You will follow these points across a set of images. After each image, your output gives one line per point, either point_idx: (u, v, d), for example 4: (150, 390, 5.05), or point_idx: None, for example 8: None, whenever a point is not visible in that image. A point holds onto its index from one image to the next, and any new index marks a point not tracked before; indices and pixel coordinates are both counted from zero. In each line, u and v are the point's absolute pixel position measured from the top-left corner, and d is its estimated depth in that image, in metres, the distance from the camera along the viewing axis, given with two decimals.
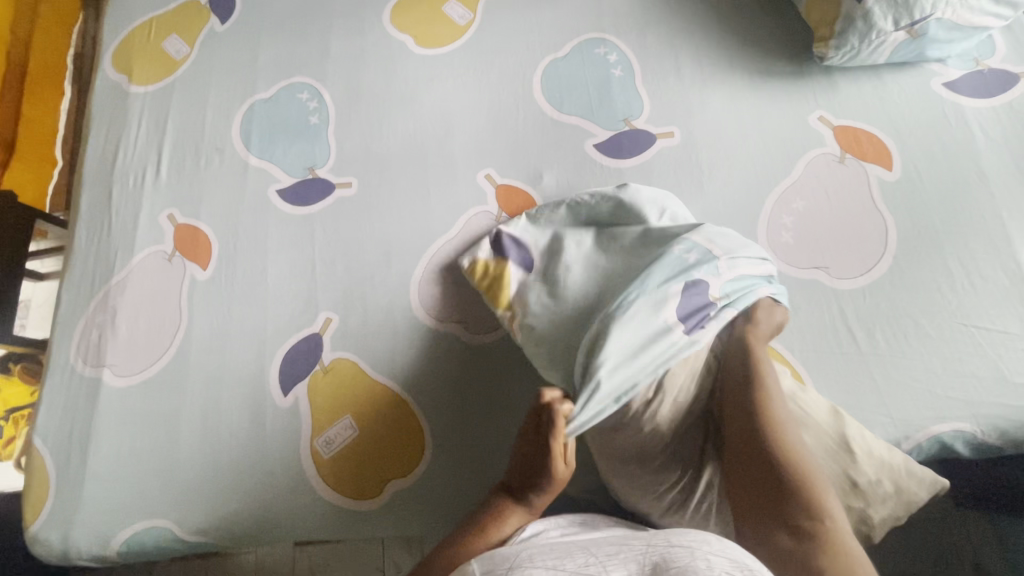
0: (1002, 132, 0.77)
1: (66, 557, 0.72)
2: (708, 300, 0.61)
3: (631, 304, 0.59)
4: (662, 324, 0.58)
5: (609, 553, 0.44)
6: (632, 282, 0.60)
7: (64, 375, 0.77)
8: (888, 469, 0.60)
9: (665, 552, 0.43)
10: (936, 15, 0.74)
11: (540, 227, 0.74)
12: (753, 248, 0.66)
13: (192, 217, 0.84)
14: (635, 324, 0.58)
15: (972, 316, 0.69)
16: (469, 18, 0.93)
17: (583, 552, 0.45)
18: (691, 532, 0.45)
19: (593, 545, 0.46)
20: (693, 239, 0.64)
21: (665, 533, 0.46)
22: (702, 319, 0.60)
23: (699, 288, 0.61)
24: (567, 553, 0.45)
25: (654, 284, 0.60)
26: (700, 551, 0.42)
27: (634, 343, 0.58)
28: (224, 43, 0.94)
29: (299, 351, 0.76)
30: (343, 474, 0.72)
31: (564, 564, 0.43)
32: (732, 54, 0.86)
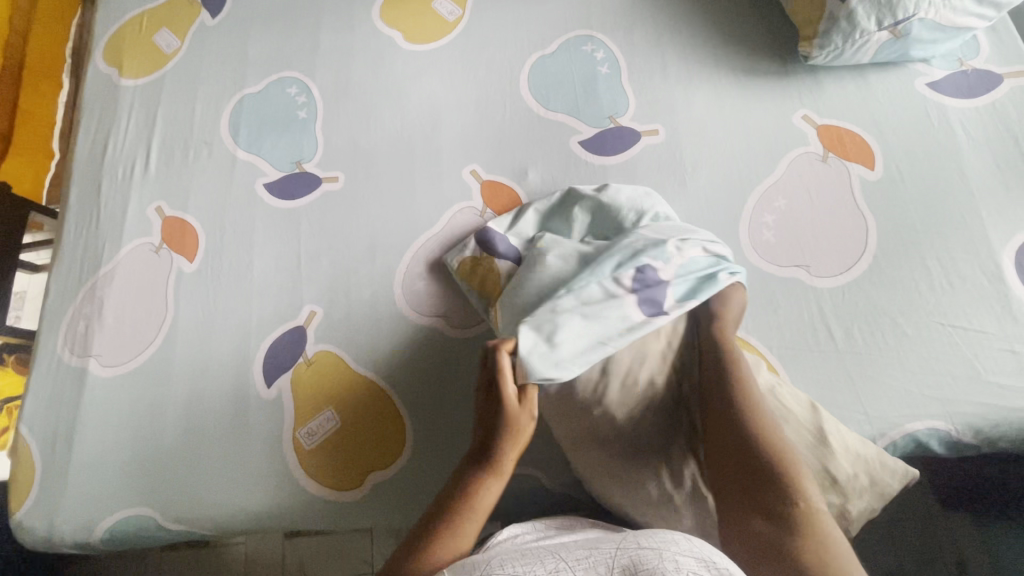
0: (984, 133, 0.77)
1: (51, 544, 0.73)
2: (663, 283, 0.61)
3: (580, 290, 0.60)
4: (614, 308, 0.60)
5: (579, 557, 0.44)
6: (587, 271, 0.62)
7: (51, 364, 0.78)
8: (864, 463, 0.60)
9: (634, 555, 0.43)
10: (919, 16, 0.74)
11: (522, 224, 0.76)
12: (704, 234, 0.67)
13: (180, 209, 0.85)
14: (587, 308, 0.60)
15: (950, 315, 0.69)
16: (457, 14, 0.93)
17: (553, 557, 0.45)
18: (660, 533, 0.45)
19: (564, 548, 0.47)
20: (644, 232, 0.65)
21: (635, 535, 0.46)
22: (656, 303, 0.60)
23: (651, 273, 0.61)
24: (538, 559, 0.45)
25: (603, 270, 0.61)
26: (668, 552, 0.43)
27: (586, 326, 0.59)
28: (214, 38, 0.95)
29: (282, 344, 0.77)
30: (324, 465, 0.72)
31: (534, 570, 0.43)
32: (718, 52, 0.86)
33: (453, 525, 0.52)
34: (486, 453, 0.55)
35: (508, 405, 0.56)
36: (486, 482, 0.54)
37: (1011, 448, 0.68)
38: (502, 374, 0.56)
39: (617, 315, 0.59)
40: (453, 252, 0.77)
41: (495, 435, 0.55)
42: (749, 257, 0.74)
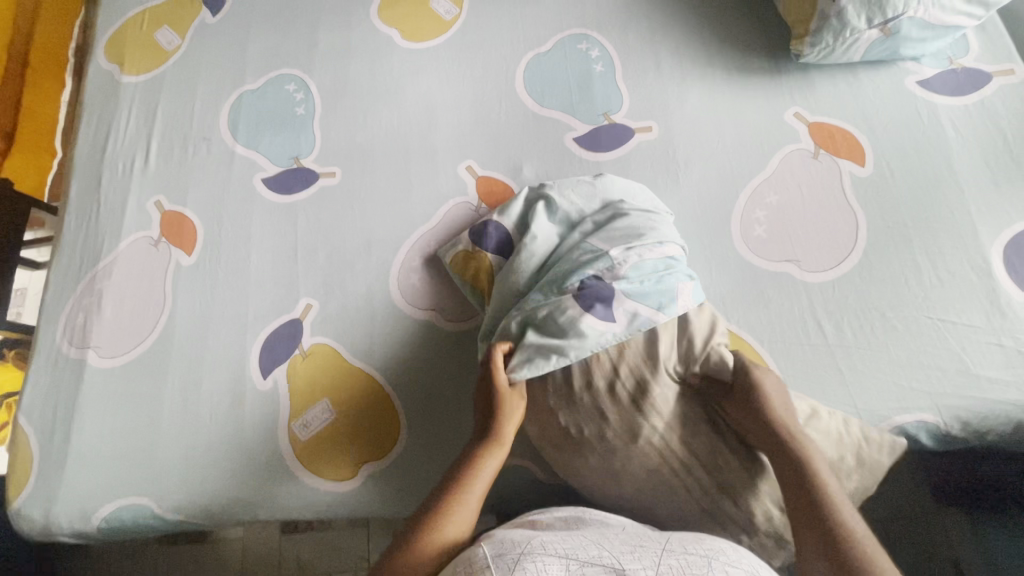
0: (972, 130, 0.78)
1: (48, 533, 0.74)
2: (611, 289, 0.61)
3: (534, 309, 0.62)
4: (565, 319, 0.60)
5: (623, 550, 0.45)
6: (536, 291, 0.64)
7: (49, 356, 0.79)
8: (847, 442, 0.61)
9: (682, 559, 0.44)
10: (909, 14, 0.75)
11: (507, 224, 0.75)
12: (659, 233, 0.66)
13: (179, 203, 0.86)
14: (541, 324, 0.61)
15: (939, 310, 0.70)
16: (454, 12, 0.94)
17: (596, 545, 0.46)
18: (707, 543, 0.47)
19: (606, 540, 0.47)
20: (590, 246, 0.65)
21: (680, 538, 0.48)
22: (608, 313, 0.60)
23: (598, 286, 0.61)
24: (580, 545, 0.45)
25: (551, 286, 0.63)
26: (715, 561, 0.44)
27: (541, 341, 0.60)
28: (214, 35, 0.96)
29: (279, 336, 0.78)
30: (320, 456, 0.73)
31: (577, 554, 0.44)
32: (711, 50, 0.87)
33: (454, 499, 0.55)
34: (485, 433, 0.60)
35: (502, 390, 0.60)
36: (486, 457, 0.58)
37: (1000, 441, 0.69)
38: (495, 368, 0.60)
39: (569, 331, 0.59)
40: (449, 246, 0.78)
41: (491, 415, 0.60)
42: (740, 253, 0.75)
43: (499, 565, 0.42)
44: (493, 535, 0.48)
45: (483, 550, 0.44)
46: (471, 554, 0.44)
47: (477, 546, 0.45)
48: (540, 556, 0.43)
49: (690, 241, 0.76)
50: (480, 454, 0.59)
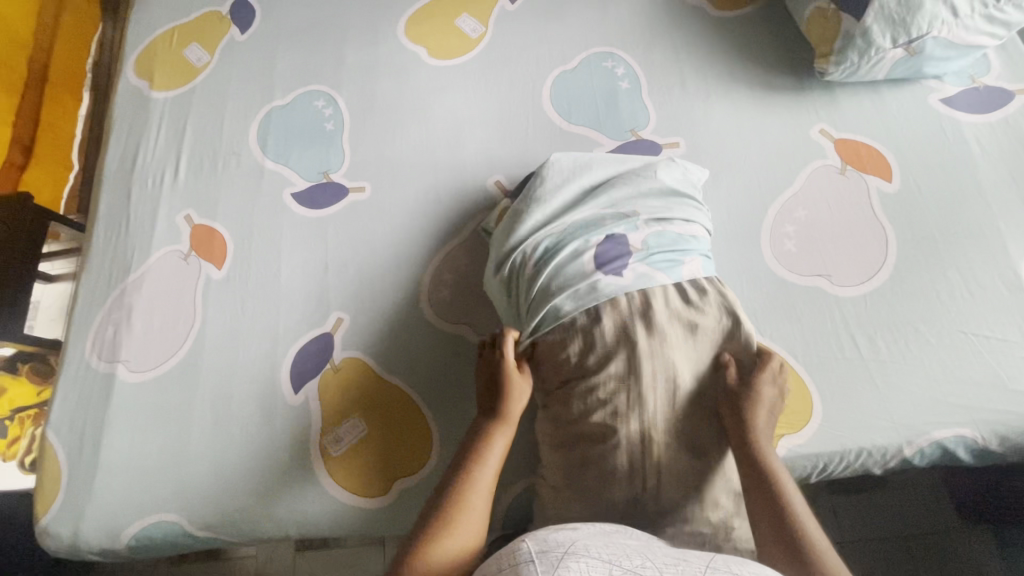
0: (997, 146, 0.79)
1: (75, 550, 0.73)
2: (629, 249, 0.64)
3: (561, 239, 0.66)
4: (582, 268, 0.63)
5: (667, 562, 0.42)
6: (560, 230, 0.66)
7: (78, 369, 0.79)
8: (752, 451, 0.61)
9: None
10: (932, 34, 0.76)
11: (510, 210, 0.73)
12: (679, 209, 0.69)
13: (209, 217, 0.86)
14: (560, 266, 0.64)
15: (971, 324, 0.70)
16: (480, 31, 0.96)
17: (640, 555, 0.43)
18: (754, 566, 0.43)
19: (649, 551, 0.45)
20: (621, 201, 0.69)
21: (725, 558, 0.44)
22: (618, 267, 0.63)
23: (620, 234, 0.65)
24: (624, 552, 0.43)
25: (576, 228, 0.66)
26: None
27: (560, 281, 0.63)
28: (243, 52, 0.98)
29: (310, 350, 0.78)
30: (353, 472, 0.73)
31: (620, 560, 0.42)
32: (735, 68, 0.89)
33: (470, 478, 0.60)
34: (492, 410, 0.64)
35: (508, 374, 0.65)
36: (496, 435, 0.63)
37: None
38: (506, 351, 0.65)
39: (584, 271, 0.63)
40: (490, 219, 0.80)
41: (499, 388, 0.65)
42: (772, 268, 0.75)
43: (543, 561, 0.40)
44: (537, 532, 0.46)
45: (526, 543, 0.43)
46: (514, 546, 0.43)
47: (518, 539, 0.44)
48: (582, 557, 0.41)
49: (721, 254, 0.76)
50: (490, 431, 0.63)
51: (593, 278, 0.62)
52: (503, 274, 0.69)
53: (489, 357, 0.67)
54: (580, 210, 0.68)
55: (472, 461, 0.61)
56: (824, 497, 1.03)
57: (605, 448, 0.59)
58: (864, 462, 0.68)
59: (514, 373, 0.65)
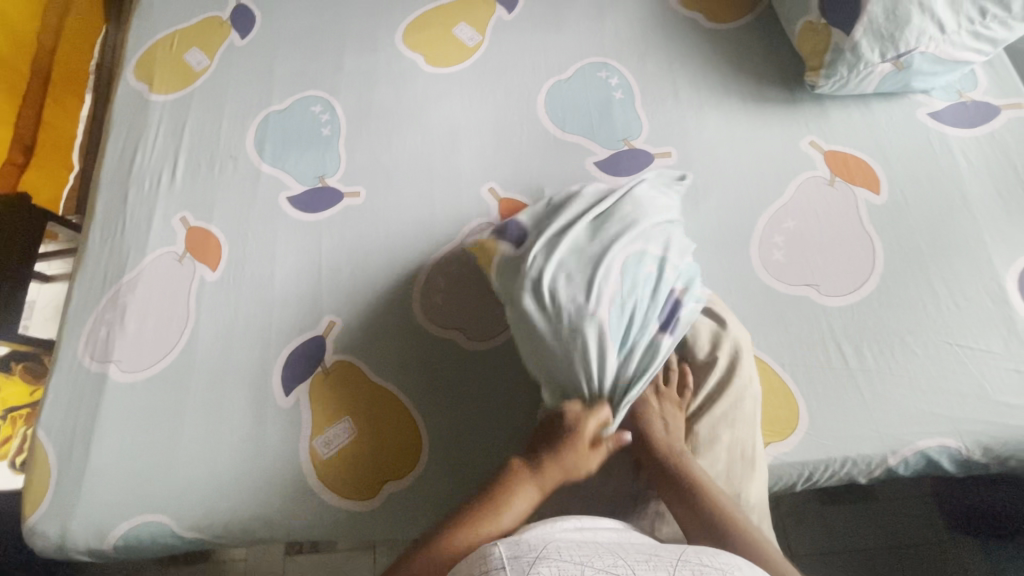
0: (983, 160, 0.80)
1: (63, 550, 0.73)
2: (676, 298, 0.63)
3: (624, 318, 0.59)
4: (652, 338, 0.60)
5: (639, 559, 0.43)
6: (614, 302, 0.59)
7: (70, 369, 0.79)
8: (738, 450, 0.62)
9: (698, 569, 0.42)
10: (920, 49, 0.78)
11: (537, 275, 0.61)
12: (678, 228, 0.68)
13: (204, 220, 0.87)
14: (632, 344, 0.59)
15: (956, 335, 0.71)
16: (477, 39, 0.97)
17: (611, 554, 0.43)
18: (722, 555, 0.44)
19: (621, 549, 0.45)
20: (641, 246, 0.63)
21: (695, 549, 0.45)
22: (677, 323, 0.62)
23: (667, 285, 0.62)
24: (595, 552, 0.43)
25: (628, 292, 0.60)
26: None
27: (634, 362, 0.60)
28: (242, 57, 0.99)
29: (302, 353, 0.78)
30: (341, 475, 0.73)
31: (592, 561, 0.42)
32: (727, 80, 0.90)
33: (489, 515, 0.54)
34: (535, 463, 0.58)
35: (577, 446, 0.58)
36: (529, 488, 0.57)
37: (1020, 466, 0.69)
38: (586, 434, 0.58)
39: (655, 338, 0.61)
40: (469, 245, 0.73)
41: (563, 453, 0.58)
42: (760, 277, 0.76)
43: (515, 566, 0.40)
44: (510, 538, 0.46)
45: (498, 549, 0.43)
46: (485, 552, 0.43)
47: (490, 544, 0.44)
48: (554, 561, 0.41)
49: (710, 263, 0.77)
50: (522, 484, 0.57)
51: (664, 347, 0.61)
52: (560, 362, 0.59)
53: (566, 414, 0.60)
54: (622, 272, 0.61)
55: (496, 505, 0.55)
56: (815, 506, 1.03)
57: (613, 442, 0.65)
58: (849, 471, 0.68)
59: (585, 453, 0.59)
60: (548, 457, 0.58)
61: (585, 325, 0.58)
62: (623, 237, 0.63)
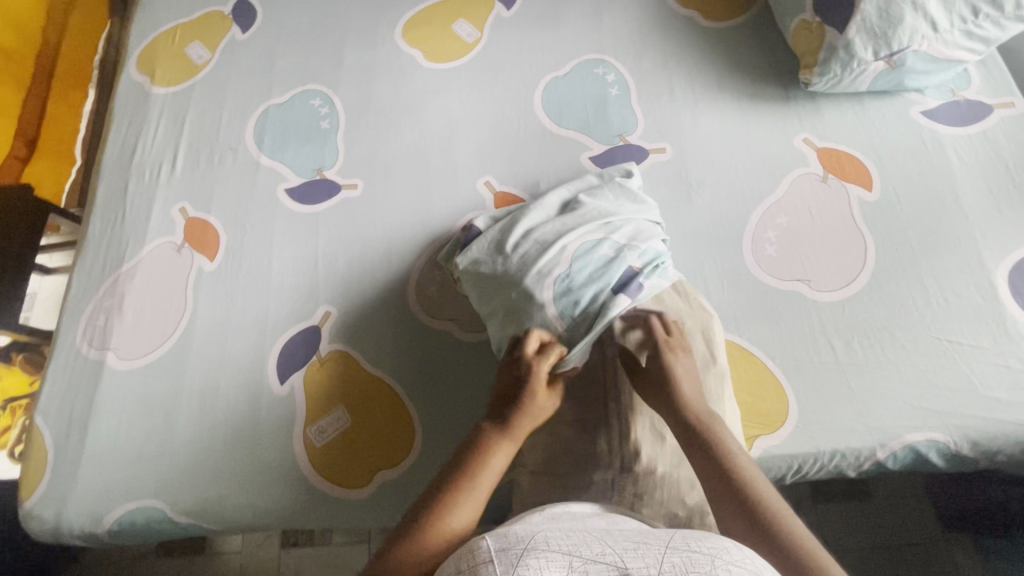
0: (975, 158, 0.81)
1: (58, 535, 0.73)
2: (634, 268, 0.64)
3: (571, 279, 0.63)
4: (602, 300, 0.62)
5: (627, 546, 0.42)
6: (561, 267, 0.64)
7: (68, 356, 0.80)
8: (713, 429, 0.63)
9: (686, 556, 0.41)
10: (913, 47, 0.78)
11: (493, 250, 0.69)
12: (648, 214, 0.72)
13: (203, 211, 0.88)
14: (578, 302, 0.62)
15: (946, 330, 0.72)
16: (476, 36, 0.98)
17: (599, 543, 0.43)
18: (711, 539, 0.44)
19: (610, 537, 0.45)
20: (599, 222, 0.68)
21: (683, 534, 0.44)
22: (633, 288, 0.63)
23: (622, 258, 0.64)
24: (584, 542, 0.43)
25: (577, 259, 0.64)
26: (721, 560, 0.41)
27: (582, 320, 0.62)
28: (243, 51, 1.00)
29: (297, 342, 0.79)
30: (334, 462, 0.73)
31: (579, 551, 0.41)
32: (723, 77, 0.91)
33: (460, 487, 0.53)
34: (501, 421, 0.57)
35: (536, 390, 0.59)
36: (498, 446, 0.56)
37: (1008, 462, 0.70)
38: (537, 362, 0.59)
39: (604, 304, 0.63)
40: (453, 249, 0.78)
41: (518, 401, 0.58)
42: (752, 272, 0.76)
43: (503, 559, 0.40)
44: (497, 531, 0.46)
45: (485, 542, 0.43)
46: (473, 545, 0.43)
47: (478, 538, 0.44)
48: (542, 552, 0.41)
49: (703, 257, 0.78)
50: (492, 444, 0.56)
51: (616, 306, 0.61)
52: (509, 322, 0.64)
53: (516, 362, 0.60)
54: (575, 244, 0.65)
55: (471, 472, 0.54)
56: (810, 503, 1.03)
57: (578, 429, 0.64)
58: (838, 464, 0.69)
59: (541, 393, 0.59)
60: (513, 414, 0.58)
61: (529, 285, 0.63)
62: (581, 219, 0.68)
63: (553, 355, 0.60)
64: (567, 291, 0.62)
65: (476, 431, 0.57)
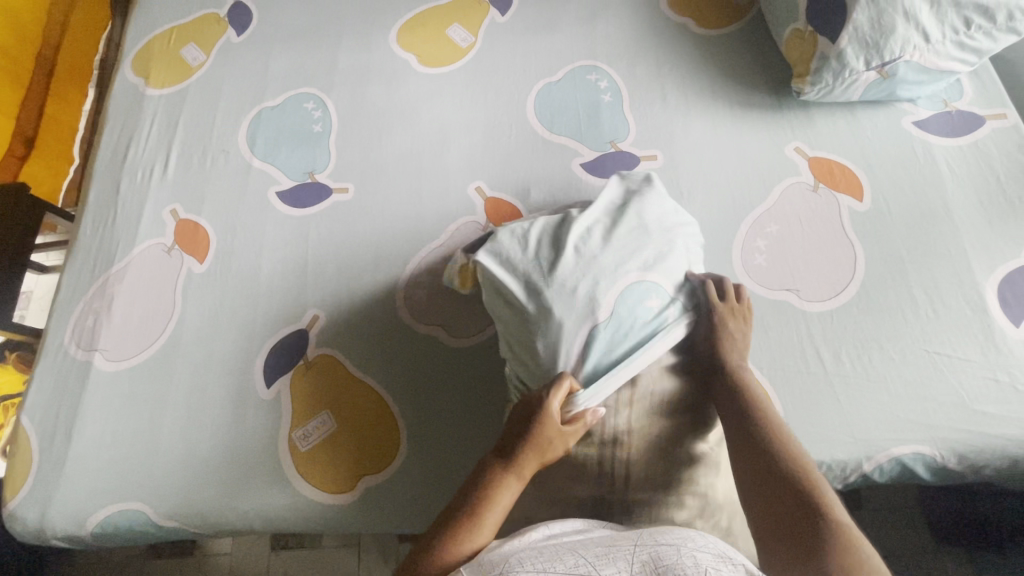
0: (967, 169, 0.80)
1: (41, 537, 0.73)
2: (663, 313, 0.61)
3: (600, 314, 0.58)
4: (624, 346, 0.59)
5: (598, 553, 0.42)
6: (595, 296, 0.59)
7: (56, 357, 0.80)
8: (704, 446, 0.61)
9: (654, 551, 0.42)
10: (905, 58, 0.78)
11: (529, 249, 0.63)
12: (694, 237, 0.67)
13: (194, 213, 0.88)
14: (600, 340, 0.58)
15: (934, 342, 0.71)
16: (470, 41, 0.98)
17: (572, 554, 0.43)
18: (675, 531, 0.45)
19: (581, 546, 0.45)
20: (645, 250, 0.62)
21: (651, 532, 0.45)
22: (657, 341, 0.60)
23: (657, 303, 0.60)
24: (556, 556, 0.43)
25: (612, 294, 0.59)
26: (686, 548, 0.42)
27: (598, 359, 0.59)
28: (238, 53, 1.00)
29: (285, 346, 0.79)
30: (319, 467, 0.73)
31: (554, 567, 0.41)
32: (716, 85, 0.90)
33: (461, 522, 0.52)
34: (505, 455, 0.56)
35: (544, 425, 0.56)
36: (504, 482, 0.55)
37: (996, 475, 0.69)
38: (550, 398, 0.56)
39: (637, 347, 0.60)
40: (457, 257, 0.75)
41: (525, 437, 0.56)
42: (741, 281, 0.76)
43: None
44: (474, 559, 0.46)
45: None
46: None
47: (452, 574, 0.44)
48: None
49: None
50: (497, 479, 0.55)
51: (635, 359, 0.59)
52: (526, 336, 0.61)
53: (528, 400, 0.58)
54: (626, 273, 0.60)
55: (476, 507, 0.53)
56: None
57: None
58: (824, 476, 0.68)
59: (552, 430, 0.56)
60: (518, 445, 0.56)
61: (559, 308, 0.58)
62: (634, 239, 0.62)
63: (561, 389, 0.56)
64: (593, 328, 0.58)
65: (481, 466, 0.56)
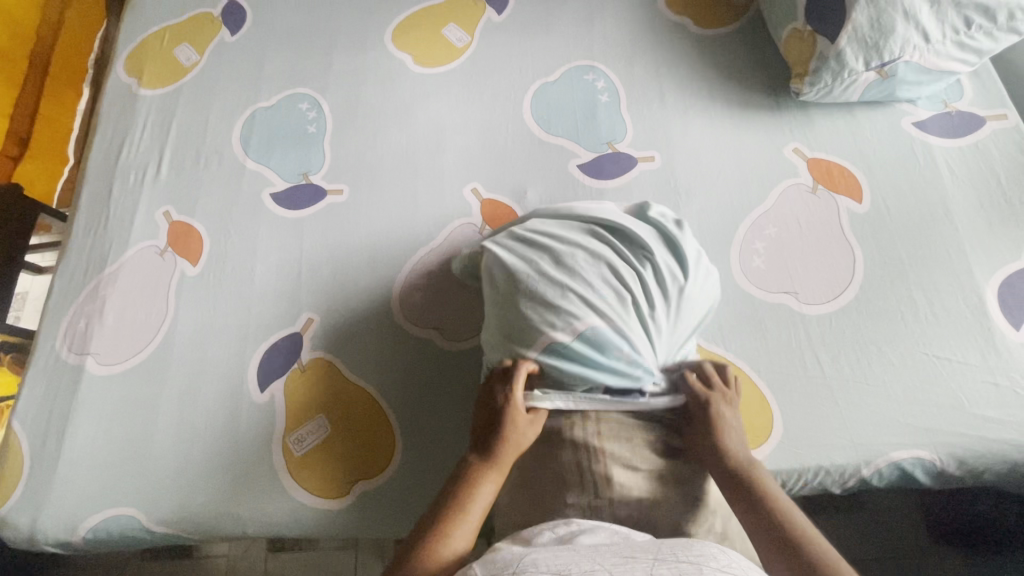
0: (966, 170, 0.80)
1: (32, 542, 0.73)
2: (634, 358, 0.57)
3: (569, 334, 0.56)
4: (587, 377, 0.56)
5: (616, 562, 0.42)
6: (572, 316, 0.56)
7: (47, 360, 0.79)
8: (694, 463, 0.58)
9: (675, 568, 0.41)
10: (904, 58, 0.77)
11: (528, 246, 0.62)
12: (705, 279, 0.63)
13: (187, 215, 0.87)
14: (563, 360, 0.56)
15: (933, 345, 0.71)
16: (466, 40, 0.97)
17: (589, 559, 0.42)
18: (698, 545, 0.44)
19: (598, 552, 0.44)
20: (638, 287, 0.59)
21: (672, 544, 0.44)
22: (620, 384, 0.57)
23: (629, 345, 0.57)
24: (573, 559, 0.42)
25: (587, 320, 0.56)
26: (708, 568, 0.41)
27: (556, 377, 0.57)
28: (232, 53, 0.99)
29: (278, 350, 0.78)
30: (313, 472, 0.73)
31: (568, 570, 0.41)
32: (714, 86, 0.90)
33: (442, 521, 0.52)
34: (478, 448, 0.56)
35: (510, 416, 0.56)
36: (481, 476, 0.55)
37: (996, 479, 0.69)
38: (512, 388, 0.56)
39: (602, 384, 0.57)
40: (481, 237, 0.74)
41: (495, 429, 0.56)
42: (739, 284, 0.75)
43: None
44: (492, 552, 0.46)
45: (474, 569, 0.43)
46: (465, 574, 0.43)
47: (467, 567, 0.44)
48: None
49: None
50: (475, 475, 0.55)
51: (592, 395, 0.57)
52: (500, 331, 0.60)
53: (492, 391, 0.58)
54: (608, 302, 0.58)
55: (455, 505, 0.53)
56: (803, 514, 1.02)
57: None
58: (823, 480, 0.68)
59: (517, 420, 0.56)
60: (489, 438, 0.56)
61: (535, 314, 0.57)
62: (633, 270, 0.59)
63: (520, 378, 0.56)
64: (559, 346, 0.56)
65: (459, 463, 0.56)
